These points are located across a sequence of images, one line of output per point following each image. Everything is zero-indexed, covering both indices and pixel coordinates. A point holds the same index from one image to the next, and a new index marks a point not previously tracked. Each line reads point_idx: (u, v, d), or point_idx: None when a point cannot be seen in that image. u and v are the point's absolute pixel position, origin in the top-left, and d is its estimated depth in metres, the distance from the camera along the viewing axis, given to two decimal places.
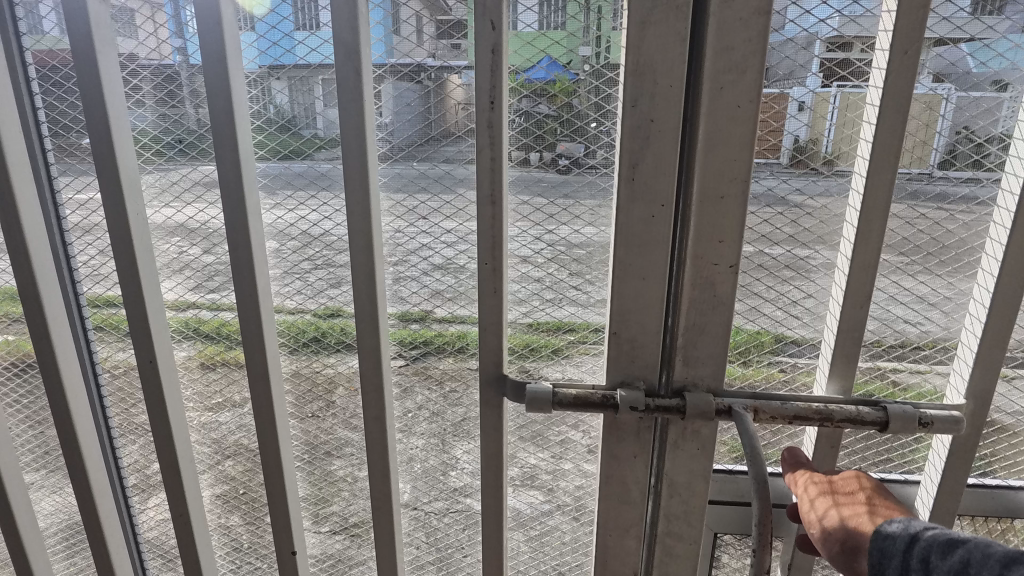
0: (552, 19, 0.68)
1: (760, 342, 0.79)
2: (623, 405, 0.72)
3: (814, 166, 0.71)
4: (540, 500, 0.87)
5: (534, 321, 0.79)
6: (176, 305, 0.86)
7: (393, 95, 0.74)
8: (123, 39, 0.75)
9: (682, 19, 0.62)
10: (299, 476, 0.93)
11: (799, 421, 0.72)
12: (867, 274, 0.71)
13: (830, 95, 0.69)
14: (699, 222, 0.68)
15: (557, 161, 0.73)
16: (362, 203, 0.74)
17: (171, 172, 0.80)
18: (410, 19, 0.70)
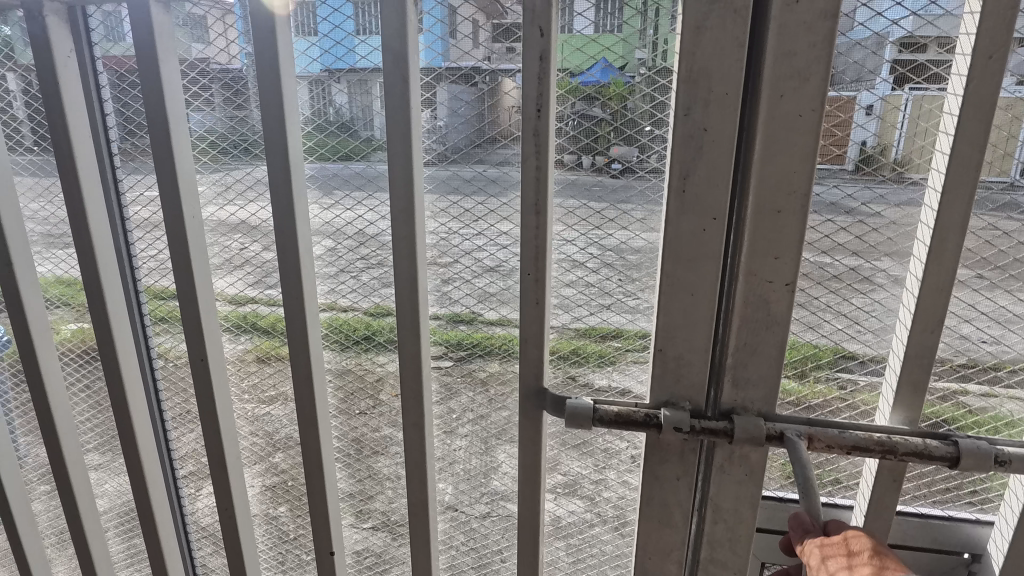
0: (608, 23, 0.66)
1: (817, 358, 0.74)
2: (667, 425, 0.70)
3: (881, 175, 0.66)
4: (583, 509, 0.85)
5: (581, 326, 0.76)
6: (237, 300, 0.88)
7: (448, 97, 0.72)
8: (194, 45, 0.78)
9: (741, 23, 0.59)
10: (343, 473, 0.94)
11: (859, 452, 0.68)
12: (939, 297, 0.65)
13: (903, 98, 0.64)
14: (754, 237, 0.65)
15: (609, 165, 0.70)
16: (406, 210, 0.74)
17: (229, 174, 0.82)
18: (467, 23, 0.69)
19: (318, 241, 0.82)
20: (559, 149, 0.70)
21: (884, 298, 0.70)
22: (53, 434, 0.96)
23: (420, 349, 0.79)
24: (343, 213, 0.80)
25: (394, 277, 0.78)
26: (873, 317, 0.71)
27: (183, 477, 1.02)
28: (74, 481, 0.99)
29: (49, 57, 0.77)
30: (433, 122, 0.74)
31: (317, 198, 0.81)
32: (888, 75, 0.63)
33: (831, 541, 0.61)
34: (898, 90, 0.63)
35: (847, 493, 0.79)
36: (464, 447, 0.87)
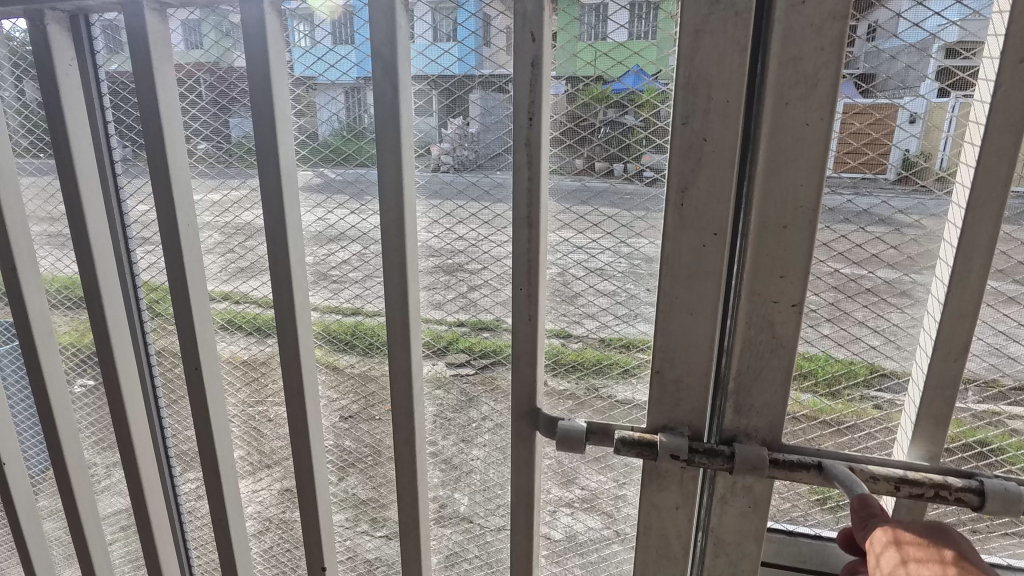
0: (642, 28, 0.63)
1: (852, 372, 0.68)
2: (662, 451, 0.65)
3: (925, 183, 0.61)
4: (597, 525, 0.81)
5: (605, 337, 0.72)
6: (265, 303, 0.87)
7: (482, 107, 0.70)
8: (238, 56, 0.77)
9: (743, 26, 0.55)
10: (355, 478, 0.91)
11: (908, 486, 0.62)
12: (963, 322, 0.60)
13: (947, 108, 0.59)
14: (757, 254, 0.60)
15: (640, 173, 0.67)
16: (397, 221, 0.72)
17: (228, 180, 0.83)
18: (505, 32, 0.66)
19: (317, 247, 0.81)
20: (590, 157, 0.67)
21: (904, 322, 0.65)
22: (56, 438, 0.98)
23: (411, 364, 0.77)
24: (337, 223, 0.79)
25: (385, 290, 0.75)
26: (894, 341, 0.66)
27: (181, 485, 1.02)
28: (76, 486, 1.00)
29: (50, 66, 0.78)
30: (467, 129, 0.71)
31: (311, 208, 0.80)
32: (933, 79, 0.59)
33: (916, 544, 0.53)
34: (940, 98, 0.59)
35: None
36: (456, 464, 0.84)
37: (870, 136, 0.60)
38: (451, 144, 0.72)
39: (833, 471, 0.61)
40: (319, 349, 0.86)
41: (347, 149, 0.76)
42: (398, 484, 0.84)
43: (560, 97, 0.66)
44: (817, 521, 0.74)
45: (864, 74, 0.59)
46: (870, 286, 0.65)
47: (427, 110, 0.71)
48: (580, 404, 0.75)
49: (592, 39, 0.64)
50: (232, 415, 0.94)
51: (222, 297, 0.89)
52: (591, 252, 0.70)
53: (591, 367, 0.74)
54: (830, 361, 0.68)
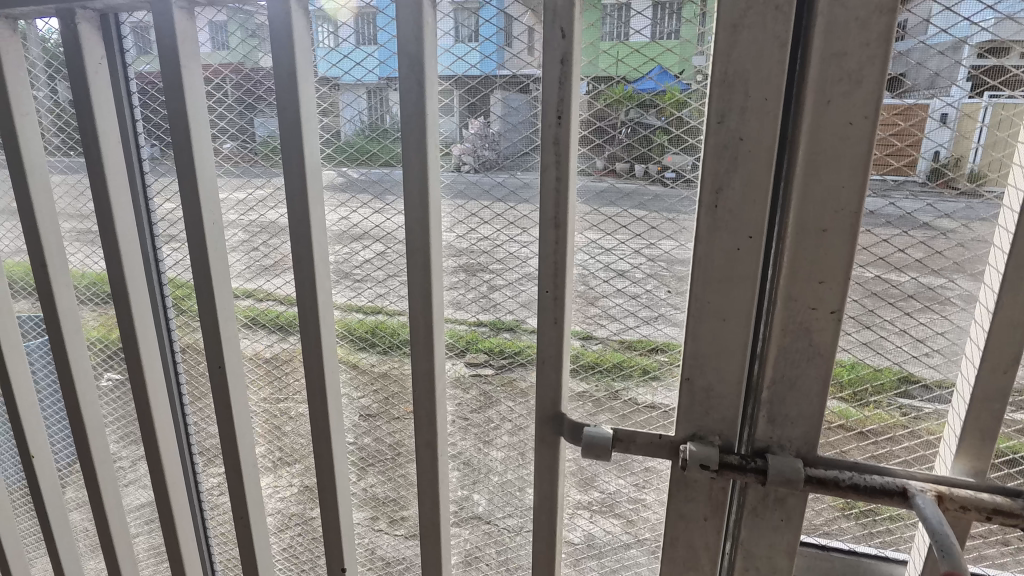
0: (666, 27, 0.61)
1: (879, 383, 0.65)
2: (691, 462, 0.63)
3: (961, 186, 0.58)
4: (619, 530, 0.79)
5: (626, 339, 0.70)
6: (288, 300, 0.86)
7: (506, 107, 0.69)
8: (263, 55, 0.77)
9: (783, 21, 0.53)
10: (375, 477, 0.90)
11: (1002, 518, 0.58)
12: (1015, 332, 0.57)
13: (981, 106, 0.55)
14: (794, 258, 0.58)
15: (663, 174, 0.65)
16: (420, 221, 0.71)
17: (251, 177, 0.83)
18: (523, 35, 0.65)
19: (340, 244, 0.81)
20: (613, 157, 0.65)
21: (948, 330, 0.62)
22: (83, 432, 0.99)
23: (434, 365, 0.76)
24: (359, 222, 0.79)
25: (408, 289, 0.75)
26: (934, 351, 0.63)
27: (202, 481, 1.02)
28: (101, 480, 1.01)
29: (80, 65, 0.79)
30: (487, 129, 0.70)
31: (334, 207, 0.79)
32: (967, 75, 0.55)
33: None
34: (975, 98, 0.56)
35: (900, 547, 0.70)
36: (474, 468, 0.83)
37: (913, 135, 0.57)
38: (473, 144, 0.70)
39: (917, 502, 0.57)
40: (341, 348, 0.85)
41: (372, 148, 0.75)
42: (418, 487, 0.83)
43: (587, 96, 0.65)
44: (850, 536, 0.71)
45: (899, 73, 0.57)
46: (912, 292, 0.61)
47: (450, 110, 0.70)
48: (604, 410, 0.74)
49: (614, 38, 0.62)
50: (254, 412, 0.95)
51: (246, 294, 0.89)
52: (617, 254, 0.68)
53: (615, 368, 0.72)
54: (861, 368, 0.65)
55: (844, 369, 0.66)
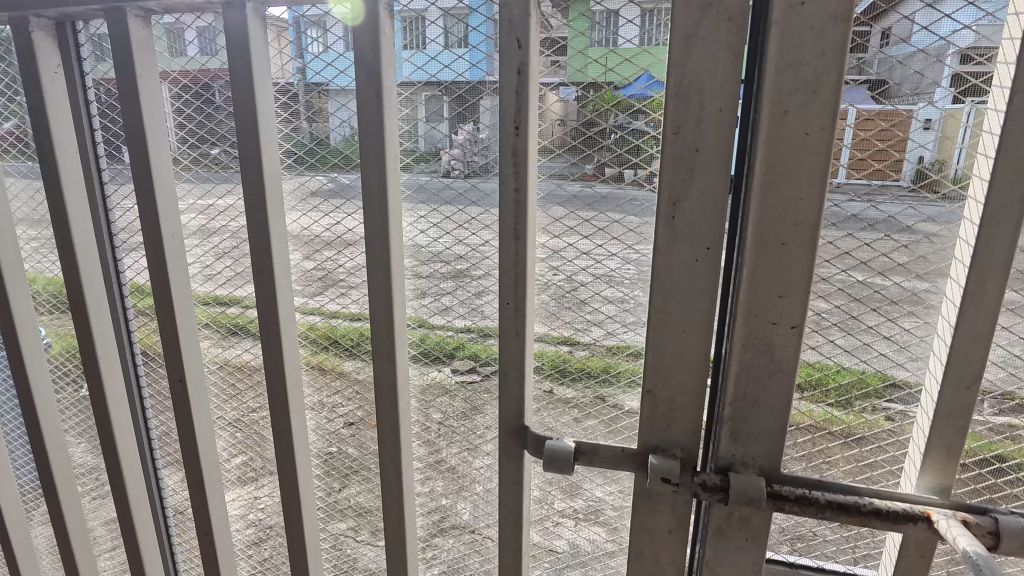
0: (657, 36, 0.60)
1: (867, 389, 0.63)
2: (653, 475, 0.63)
3: (944, 190, 0.57)
4: (603, 538, 0.77)
5: (616, 345, 0.69)
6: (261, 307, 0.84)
7: (491, 109, 0.66)
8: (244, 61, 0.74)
9: (736, 31, 0.53)
10: (353, 487, 0.87)
11: None
12: (977, 346, 0.56)
13: (964, 111, 0.55)
14: (755, 271, 0.57)
15: (651, 180, 0.63)
16: (380, 231, 0.69)
17: (209, 181, 0.81)
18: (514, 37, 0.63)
19: (315, 250, 0.79)
20: (602, 163, 0.64)
21: (912, 344, 0.61)
22: (43, 448, 0.97)
23: (397, 377, 0.74)
24: (322, 232, 0.77)
25: (369, 298, 0.73)
26: (900, 363, 0.62)
27: (168, 496, 1.00)
28: (62, 497, 0.99)
29: (36, 75, 0.77)
30: (478, 135, 0.67)
31: (305, 212, 0.77)
32: (947, 85, 0.55)
33: None
34: (958, 105, 0.55)
35: (869, 564, 0.68)
36: (446, 479, 0.81)
37: (880, 147, 0.57)
38: (462, 150, 0.68)
39: (943, 526, 0.56)
40: (331, 355, 0.82)
41: (326, 152, 0.74)
42: (383, 502, 0.81)
43: (569, 103, 0.63)
44: (821, 553, 0.69)
45: (879, 81, 0.56)
46: (874, 305, 0.61)
47: (440, 116, 0.68)
48: (567, 418, 0.73)
49: (602, 44, 0.61)
50: (228, 421, 0.92)
51: (233, 301, 0.85)
52: (598, 258, 0.66)
53: (597, 376, 0.70)
54: (848, 374, 0.63)
55: (832, 376, 0.64)
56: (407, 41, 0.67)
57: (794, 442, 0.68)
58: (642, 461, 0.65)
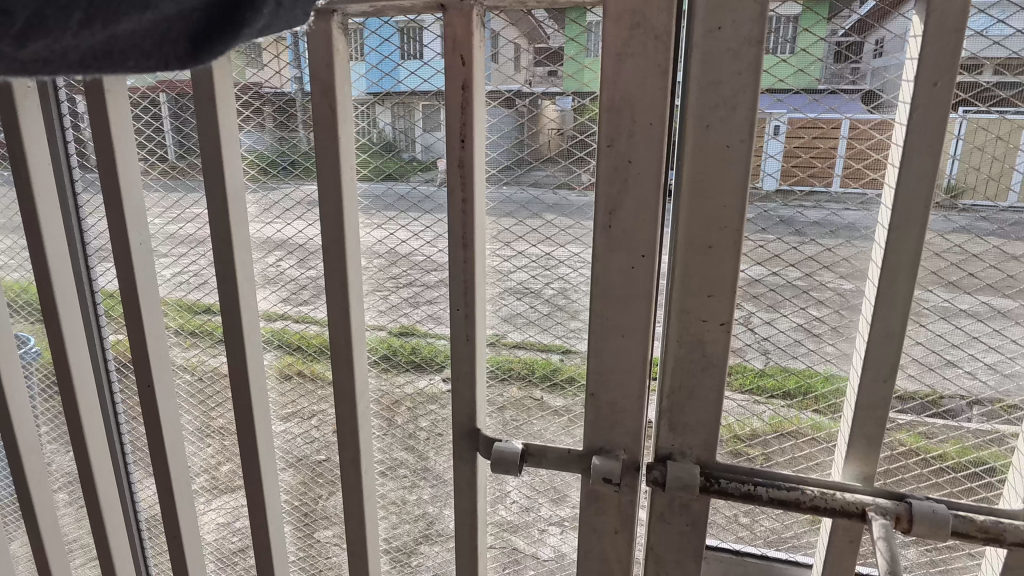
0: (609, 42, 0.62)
1: None
2: (596, 475, 0.65)
3: (872, 190, 0.60)
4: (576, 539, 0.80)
5: None
6: (268, 315, 0.86)
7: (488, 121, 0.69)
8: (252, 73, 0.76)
9: (663, 49, 0.56)
10: (329, 492, 0.90)
11: (959, 538, 0.59)
12: (890, 342, 0.59)
13: (955, 121, 0.57)
14: (686, 274, 0.60)
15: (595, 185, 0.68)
16: (337, 241, 0.72)
17: (174, 189, 0.86)
18: (510, 49, 0.65)
19: (289, 259, 0.82)
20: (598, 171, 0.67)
21: (837, 341, 0.65)
22: (16, 458, 0.98)
23: (356, 382, 0.77)
24: (284, 238, 0.82)
25: (328, 308, 0.76)
26: (829, 360, 0.66)
27: (141, 500, 1.02)
28: (38, 505, 1.01)
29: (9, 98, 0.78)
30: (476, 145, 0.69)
31: (272, 220, 0.81)
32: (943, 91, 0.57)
33: None
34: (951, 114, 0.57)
35: (809, 551, 0.72)
36: (434, 487, 0.84)
37: (812, 162, 0.61)
38: None
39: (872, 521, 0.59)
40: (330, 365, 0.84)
41: (283, 162, 0.79)
42: (345, 507, 0.83)
43: (566, 113, 0.66)
44: (763, 541, 0.73)
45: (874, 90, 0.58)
46: (804, 305, 0.65)
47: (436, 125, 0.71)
48: (547, 423, 0.76)
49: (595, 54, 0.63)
50: (210, 427, 0.95)
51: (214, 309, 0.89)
52: (544, 265, 0.71)
53: (553, 381, 0.74)
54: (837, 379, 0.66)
55: (821, 381, 0.67)
56: (404, 54, 0.70)
57: (787, 446, 0.70)
58: (587, 461, 0.68)
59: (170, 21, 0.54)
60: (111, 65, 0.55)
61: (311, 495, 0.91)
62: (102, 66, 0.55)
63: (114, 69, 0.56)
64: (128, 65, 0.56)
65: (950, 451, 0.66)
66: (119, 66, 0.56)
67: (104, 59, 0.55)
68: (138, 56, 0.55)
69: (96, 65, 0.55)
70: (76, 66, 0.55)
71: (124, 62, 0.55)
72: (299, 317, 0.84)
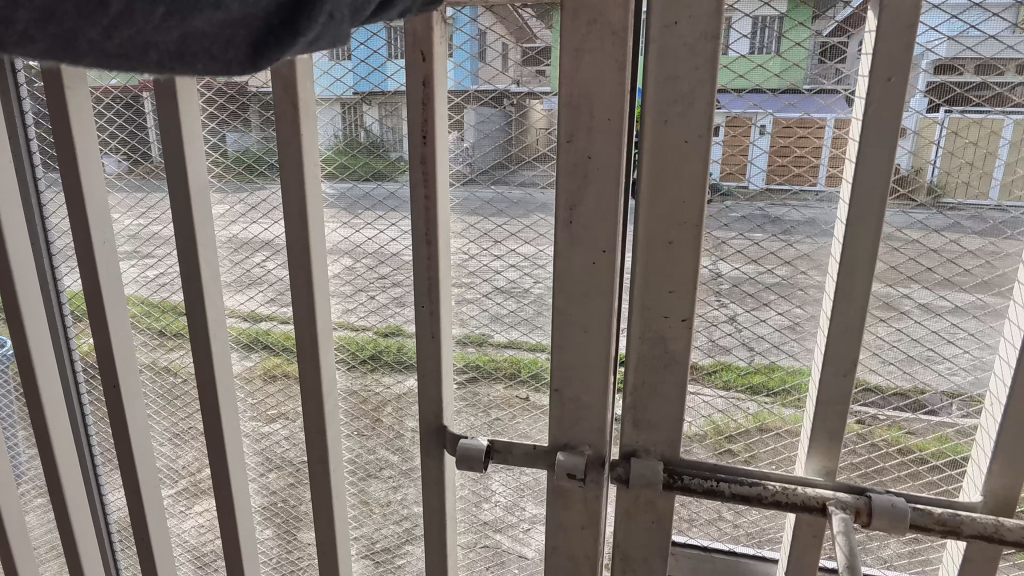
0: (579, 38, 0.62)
1: None
2: (560, 471, 0.65)
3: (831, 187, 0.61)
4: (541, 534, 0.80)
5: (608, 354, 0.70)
6: (253, 317, 0.85)
7: (477, 120, 0.67)
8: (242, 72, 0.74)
9: (620, 45, 0.56)
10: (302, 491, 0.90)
11: (918, 531, 0.60)
12: (850, 338, 0.60)
13: (937, 122, 0.57)
14: (646, 270, 0.60)
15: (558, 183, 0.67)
16: (302, 239, 0.72)
17: (141, 188, 0.84)
18: (496, 46, 0.65)
19: (259, 257, 0.82)
20: None
21: (799, 338, 0.66)
22: None
23: (322, 380, 0.77)
24: (250, 237, 0.81)
25: (294, 307, 0.75)
26: (793, 355, 0.66)
27: (110, 502, 1.01)
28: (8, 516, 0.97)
29: None
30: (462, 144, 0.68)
31: (237, 218, 0.81)
32: (923, 92, 0.57)
33: None
34: (931, 115, 0.57)
35: (774, 546, 0.72)
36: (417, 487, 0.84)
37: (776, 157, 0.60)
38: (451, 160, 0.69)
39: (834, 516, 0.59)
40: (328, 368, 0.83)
41: (251, 161, 0.78)
42: (314, 506, 0.83)
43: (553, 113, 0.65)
44: (730, 537, 0.73)
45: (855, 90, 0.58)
46: (767, 300, 0.65)
47: None
48: (532, 422, 0.76)
49: None
50: (187, 428, 0.94)
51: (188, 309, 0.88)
52: (508, 261, 0.71)
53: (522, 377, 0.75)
54: None
55: (799, 376, 0.67)
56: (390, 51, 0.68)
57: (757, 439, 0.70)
58: (552, 457, 0.68)
59: (237, 25, 0.45)
60: (181, 68, 0.46)
61: (292, 497, 0.91)
62: (175, 69, 0.45)
63: (184, 71, 0.46)
64: (198, 67, 0.46)
65: (933, 444, 0.65)
66: (188, 69, 0.46)
67: (178, 59, 0.45)
68: (207, 60, 0.46)
69: (166, 67, 0.45)
70: (150, 67, 0.44)
71: (195, 65, 0.46)
72: (266, 316, 0.84)
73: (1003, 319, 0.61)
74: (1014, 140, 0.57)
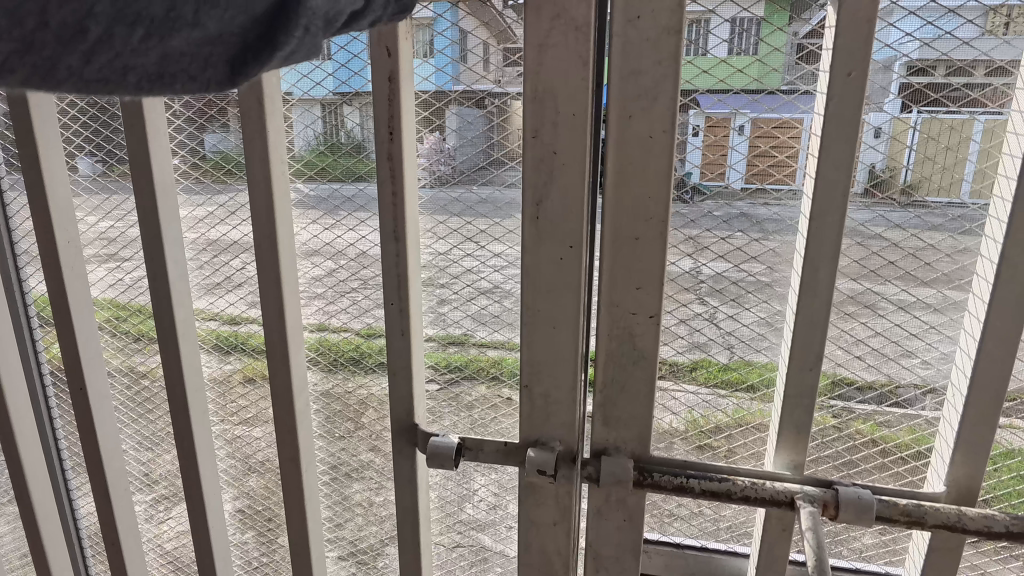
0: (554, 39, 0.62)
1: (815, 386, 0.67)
2: (530, 466, 0.65)
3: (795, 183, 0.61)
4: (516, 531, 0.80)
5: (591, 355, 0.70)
6: (234, 319, 0.83)
7: (459, 120, 0.67)
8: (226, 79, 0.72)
9: (584, 40, 0.56)
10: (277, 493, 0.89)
11: (884, 523, 0.60)
12: (815, 332, 0.60)
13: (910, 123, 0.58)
14: (613, 266, 0.61)
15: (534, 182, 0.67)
16: (269, 237, 0.71)
17: (107, 190, 0.82)
18: (477, 48, 0.64)
19: (229, 257, 0.81)
20: None
21: (767, 333, 0.66)
22: None
23: (293, 379, 0.76)
24: (220, 237, 0.80)
25: (263, 307, 0.74)
26: (761, 350, 0.67)
27: (80, 506, 0.99)
28: None
29: None
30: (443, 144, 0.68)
31: (206, 217, 0.80)
32: (897, 94, 0.58)
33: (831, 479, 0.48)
34: (904, 115, 0.58)
35: (745, 540, 0.73)
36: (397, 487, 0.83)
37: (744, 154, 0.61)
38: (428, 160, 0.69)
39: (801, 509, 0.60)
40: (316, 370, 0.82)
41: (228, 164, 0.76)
42: (287, 506, 0.82)
43: None
44: (702, 533, 0.74)
45: None
46: (733, 295, 0.66)
47: None
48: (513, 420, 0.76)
49: None
50: (161, 431, 0.92)
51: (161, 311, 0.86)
52: (479, 258, 0.71)
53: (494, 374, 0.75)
54: None
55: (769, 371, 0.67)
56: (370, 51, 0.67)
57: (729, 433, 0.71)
58: (523, 453, 0.68)
59: (214, 43, 0.42)
60: (160, 90, 0.43)
61: (271, 501, 0.89)
62: (154, 92, 0.43)
63: (163, 93, 0.43)
64: (177, 89, 0.43)
65: (902, 437, 0.67)
66: (166, 90, 0.43)
67: (156, 81, 0.43)
68: (186, 81, 0.43)
69: (144, 90, 0.43)
70: (129, 91, 0.42)
71: (173, 87, 0.43)
72: (246, 319, 0.83)
73: (964, 312, 0.62)
74: (985, 145, 0.58)
